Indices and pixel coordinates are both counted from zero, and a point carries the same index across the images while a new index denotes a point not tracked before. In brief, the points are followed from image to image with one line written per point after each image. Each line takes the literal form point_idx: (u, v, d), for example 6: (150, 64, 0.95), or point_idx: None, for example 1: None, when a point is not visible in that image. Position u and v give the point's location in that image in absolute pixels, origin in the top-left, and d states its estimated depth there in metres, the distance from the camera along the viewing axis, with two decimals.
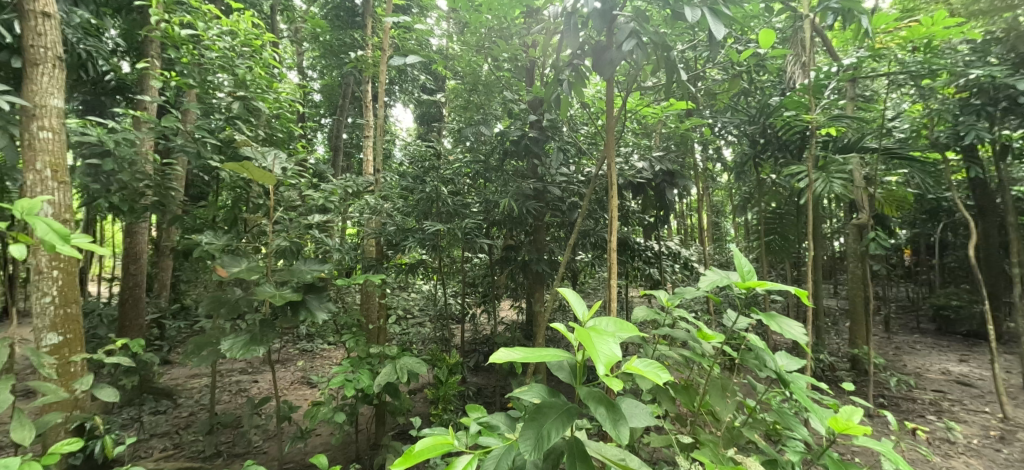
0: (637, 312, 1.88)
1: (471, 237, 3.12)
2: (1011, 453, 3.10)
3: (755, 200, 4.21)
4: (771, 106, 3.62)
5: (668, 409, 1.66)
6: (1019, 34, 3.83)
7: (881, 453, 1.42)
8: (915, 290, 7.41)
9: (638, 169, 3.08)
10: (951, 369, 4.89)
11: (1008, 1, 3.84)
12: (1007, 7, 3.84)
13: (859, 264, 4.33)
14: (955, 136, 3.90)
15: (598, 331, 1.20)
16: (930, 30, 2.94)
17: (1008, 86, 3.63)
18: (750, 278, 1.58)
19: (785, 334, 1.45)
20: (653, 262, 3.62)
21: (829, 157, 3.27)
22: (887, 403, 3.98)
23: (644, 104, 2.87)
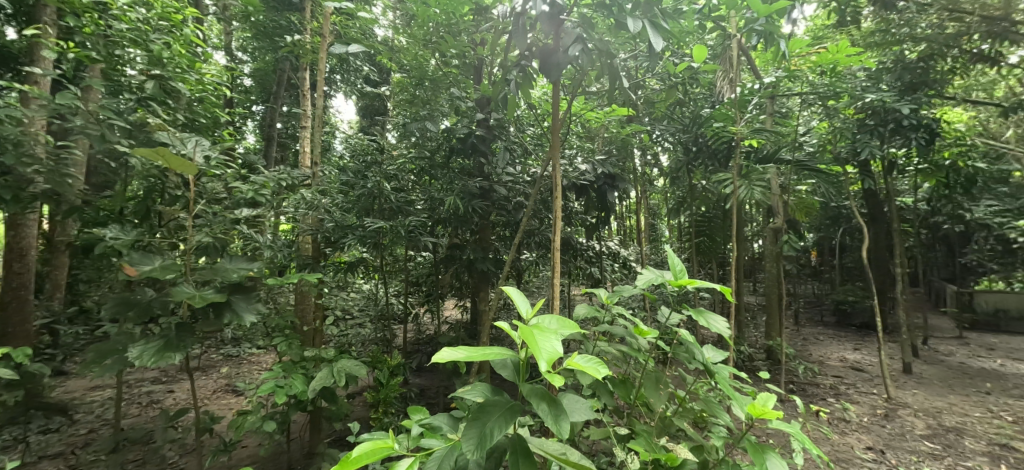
0: (579, 310, 1.91)
1: (414, 234, 3.05)
2: (893, 428, 3.53)
3: (688, 204, 4.47)
4: (703, 116, 3.87)
5: (607, 403, 1.71)
6: (904, 65, 4.44)
7: (793, 435, 1.55)
8: (820, 287, 8.26)
9: (581, 171, 3.16)
10: (847, 357, 5.50)
11: (896, 37, 4.42)
12: (895, 42, 4.43)
13: (775, 264, 4.74)
14: (854, 152, 4.39)
15: (541, 329, 1.21)
16: (837, 57, 3.29)
17: (895, 110, 4.19)
18: (682, 276, 1.66)
19: (712, 328, 1.54)
20: (594, 262, 3.73)
21: (752, 166, 3.55)
22: (797, 389, 4.40)
23: (588, 108, 2.95)
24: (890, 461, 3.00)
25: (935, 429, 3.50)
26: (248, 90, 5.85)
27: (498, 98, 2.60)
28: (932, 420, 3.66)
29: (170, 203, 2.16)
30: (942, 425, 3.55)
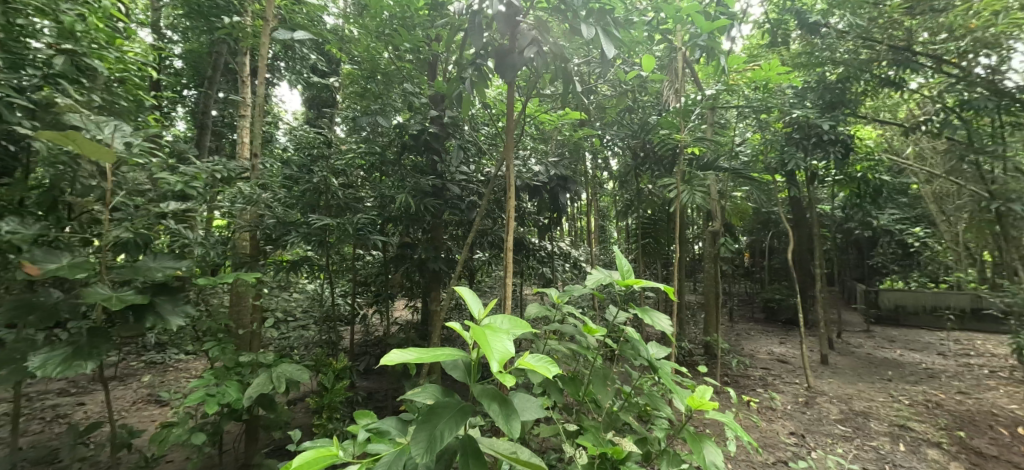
0: (530, 309, 1.92)
1: (363, 232, 2.96)
2: (812, 414, 3.86)
3: (635, 207, 4.64)
4: (650, 123, 4.03)
5: (557, 400, 1.73)
6: (826, 85, 4.87)
7: (727, 424, 1.64)
8: (752, 286, 8.87)
9: (534, 172, 3.20)
10: (774, 350, 5.94)
11: (819, 59, 4.83)
12: (819, 63, 4.84)
13: (713, 265, 5.03)
14: (782, 163, 4.75)
15: (493, 329, 1.20)
16: (769, 75, 3.54)
17: (817, 126, 4.58)
18: (629, 276, 1.71)
19: (656, 326, 1.60)
20: (545, 262, 3.78)
21: (693, 172, 3.74)
22: (730, 381, 4.70)
23: (542, 110, 2.98)
24: (810, 444, 3.27)
25: (847, 414, 3.83)
26: (178, 72, 5.38)
27: (452, 95, 2.56)
28: (844, 405, 4.03)
29: (84, 194, 1.95)
30: (853, 410, 3.91)
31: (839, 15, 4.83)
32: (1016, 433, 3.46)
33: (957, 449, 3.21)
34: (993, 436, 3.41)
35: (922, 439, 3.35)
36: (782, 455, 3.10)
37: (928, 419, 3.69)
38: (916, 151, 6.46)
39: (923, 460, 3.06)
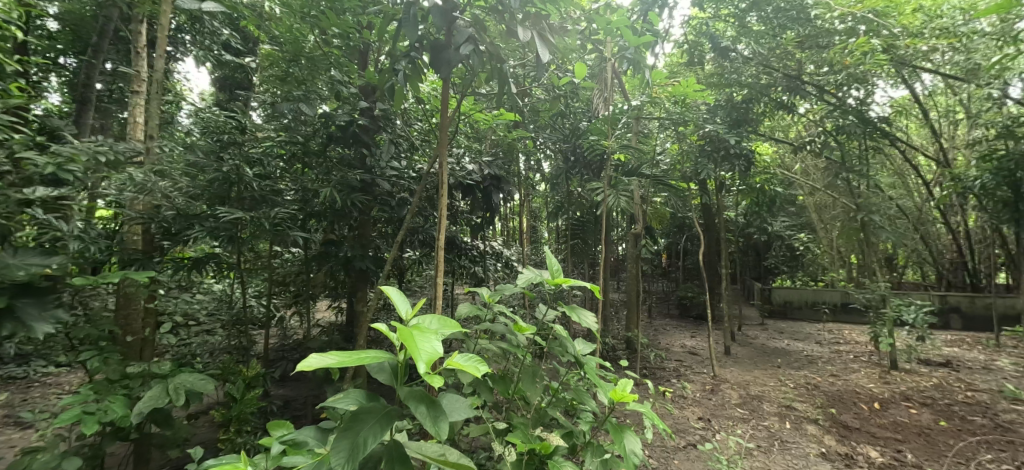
0: (461, 309, 1.89)
1: (282, 228, 2.74)
2: (717, 399, 4.21)
3: (565, 209, 4.76)
4: (582, 129, 4.18)
5: (487, 399, 1.72)
6: (733, 104, 5.37)
7: (645, 414, 1.72)
8: (668, 285, 9.53)
9: (468, 171, 3.12)
10: (686, 343, 6.41)
11: (729, 81, 5.32)
12: (729, 84, 5.32)
13: (635, 265, 5.31)
14: (696, 172, 5.14)
15: (421, 329, 1.15)
16: (687, 91, 3.80)
17: (726, 141, 5.01)
18: (559, 276, 1.73)
19: (583, 324, 1.63)
20: (477, 261, 3.76)
21: (619, 177, 3.91)
22: (648, 373, 5.00)
23: (477, 109, 2.94)
24: (715, 428, 3.57)
25: (746, 398, 4.23)
26: (53, 36, 4.63)
27: (383, 86, 2.44)
28: (743, 391, 4.44)
29: None
30: (750, 394, 4.33)
31: (746, 41, 5.33)
32: (874, 408, 3.95)
33: (828, 423, 3.66)
34: (857, 411, 3.90)
35: (804, 417, 3.79)
36: (692, 439, 3.35)
37: (808, 399, 4.17)
38: (804, 167, 7.32)
39: (805, 435, 3.47)
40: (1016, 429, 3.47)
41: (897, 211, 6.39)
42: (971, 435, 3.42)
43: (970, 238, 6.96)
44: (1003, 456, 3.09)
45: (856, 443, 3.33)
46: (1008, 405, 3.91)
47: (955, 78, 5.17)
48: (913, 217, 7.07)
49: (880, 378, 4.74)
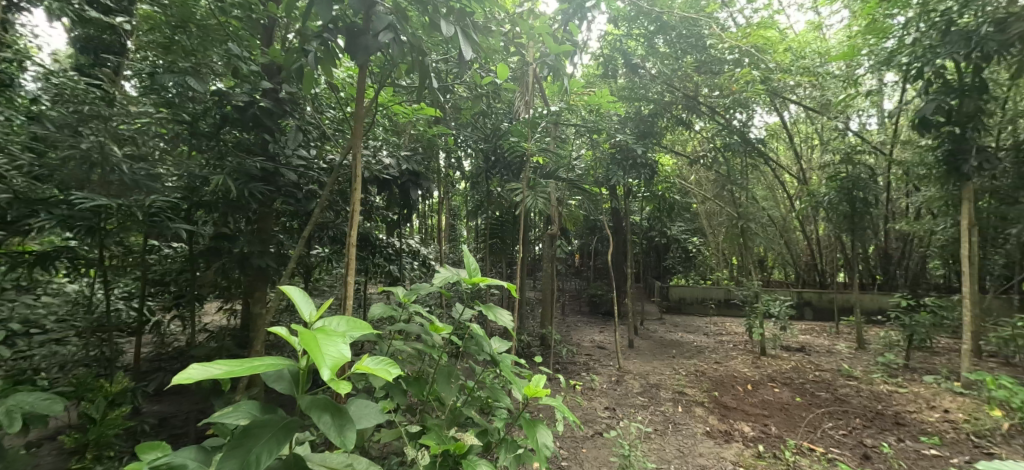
0: (373, 309, 1.78)
1: (160, 220, 2.38)
2: (621, 389, 4.49)
3: (484, 208, 4.75)
4: (502, 130, 4.18)
5: (399, 402, 1.64)
6: (640, 119, 5.78)
7: (556, 407, 1.75)
8: (580, 283, 9.99)
9: (385, 165, 2.96)
10: (596, 338, 6.76)
11: (637, 96, 5.72)
12: (637, 99, 5.73)
13: (550, 265, 5.46)
14: (607, 178, 5.45)
15: (327, 332, 1.06)
16: (600, 101, 4.00)
17: (633, 151, 5.38)
18: (476, 275, 1.69)
19: (499, 322, 1.62)
20: (392, 259, 3.62)
21: (537, 179, 4.00)
22: (560, 367, 5.19)
23: (395, 101, 2.81)
24: (619, 416, 3.80)
25: (646, 387, 4.56)
26: None
27: (290, 66, 2.23)
28: (643, 380, 4.79)
29: None
30: (650, 383, 4.68)
31: (652, 61, 5.74)
32: (747, 389, 4.48)
33: (712, 405, 4.07)
34: (734, 392, 4.39)
35: (694, 401, 4.18)
36: (598, 428, 3.53)
37: (696, 384, 4.61)
38: (698, 178, 8.10)
39: (693, 416, 3.83)
40: (851, 401, 4.13)
41: (768, 219, 7.36)
42: (818, 407, 4.01)
43: (823, 244, 8.20)
44: (841, 423, 3.66)
45: (733, 420, 3.74)
46: (847, 382, 4.64)
47: (815, 110, 6.06)
48: (782, 225, 8.16)
49: (754, 364, 5.38)
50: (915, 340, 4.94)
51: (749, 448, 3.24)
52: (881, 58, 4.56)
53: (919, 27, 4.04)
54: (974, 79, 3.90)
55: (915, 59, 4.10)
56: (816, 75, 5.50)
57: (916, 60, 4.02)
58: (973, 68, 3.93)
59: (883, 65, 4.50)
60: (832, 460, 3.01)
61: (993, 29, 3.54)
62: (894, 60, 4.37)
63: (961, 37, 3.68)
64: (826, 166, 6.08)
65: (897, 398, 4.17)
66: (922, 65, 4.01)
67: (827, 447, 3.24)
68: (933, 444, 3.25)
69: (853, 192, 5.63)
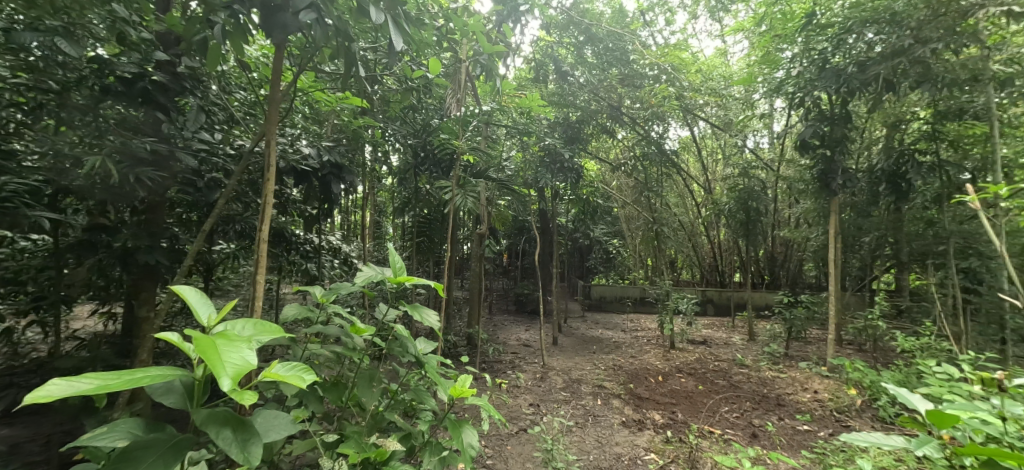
0: (286, 310, 1.63)
1: (16, 208, 1.99)
2: (545, 386, 4.59)
3: (412, 205, 4.60)
4: (432, 126, 4.06)
5: (314, 411, 1.51)
6: (567, 125, 5.98)
7: (482, 407, 1.72)
8: (507, 282, 10.10)
9: (304, 155, 2.71)
10: (521, 337, 6.86)
11: (564, 102, 5.91)
12: (564, 105, 5.92)
13: (478, 264, 5.44)
14: (535, 180, 5.54)
15: (228, 337, 0.96)
16: (531, 104, 4.05)
17: (560, 155, 5.55)
18: (401, 274, 1.62)
19: (425, 323, 1.56)
20: (310, 257, 3.38)
21: (467, 178, 3.94)
22: (487, 366, 5.19)
23: (316, 88, 2.61)
24: (543, 411, 3.88)
25: (568, 382, 4.71)
26: None
27: (191, 37, 1.98)
28: (566, 376, 4.94)
29: None
30: (572, 379, 4.83)
31: (581, 69, 5.92)
32: (658, 380, 4.80)
33: (627, 396, 4.30)
34: (647, 383, 4.68)
35: (611, 393, 4.39)
36: (522, 425, 3.57)
37: (614, 378, 4.85)
38: (619, 184, 8.55)
39: (611, 408, 4.02)
40: (743, 387, 4.59)
41: (679, 224, 7.96)
42: (717, 393, 4.40)
43: (725, 247, 9.04)
44: (735, 407, 4.04)
45: (647, 410, 3.98)
46: (739, 369, 5.15)
47: (719, 127, 6.67)
48: (691, 230, 8.86)
49: (665, 356, 5.78)
50: (796, 333, 5.61)
51: (659, 434, 3.46)
52: (773, 86, 5.14)
53: (802, 62, 4.61)
54: (842, 110, 4.53)
55: (798, 89, 4.67)
56: (721, 97, 6.21)
57: (799, 91, 4.59)
58: (841, 101, 4.57)
59: (774, 92, 5.07)
60: (728, 440, 3.31)
61: (856, 69, 4.14)
62: (783, 88, 4.94)
63: (831, 75, 4.27)
64: (728, 178, 6.71)
65: (780, 382, 4.69)
66: (803, 95, 4.58)
67: (724, 428, 3.56)
68: (806, 421, 3.72)
69: (749, 202, 6.28)
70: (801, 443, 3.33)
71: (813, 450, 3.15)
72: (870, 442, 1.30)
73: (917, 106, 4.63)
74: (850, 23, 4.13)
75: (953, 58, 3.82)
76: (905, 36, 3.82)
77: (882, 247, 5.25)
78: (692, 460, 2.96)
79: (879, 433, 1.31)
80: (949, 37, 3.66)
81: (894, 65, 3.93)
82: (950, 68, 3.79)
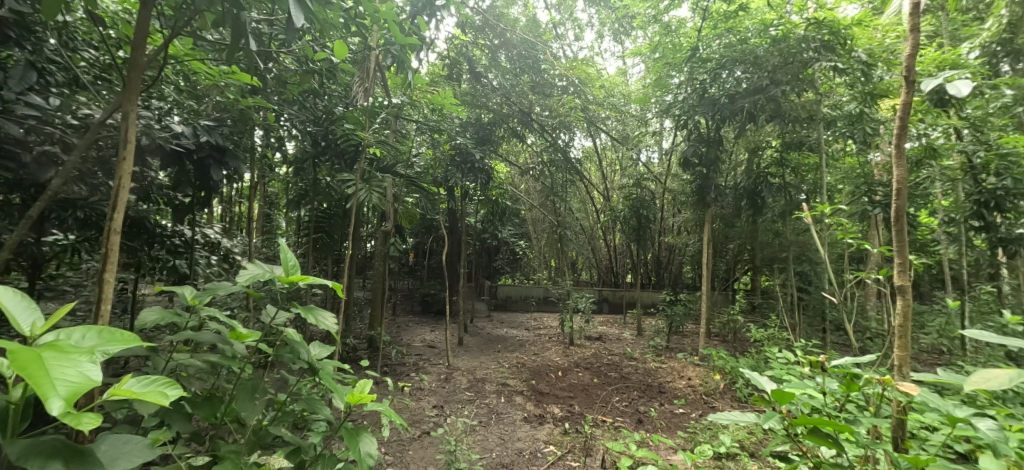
0: (145, 314, 1.38)
1: None
2: (449, 387, 4.52)
3: (309, 198, 4.23)
4: (336, 114, 3.76)
5: (179, 432, 1.30)
6: (479, 127, 6.01)
7: (382, 413, 1.62)
8: (412, 282, 9.84)
9: (175, 133, 2.34)
10: (426, 338, 6.70)
11: (476, 103, 5.93)
12: (476, 107, 5.95)
13: (382, 263, 5.18)
14: (445, 179, 5.45)
15: (60, 348, 0.77)
16: (443, 102, 3.97)
17: (470, 155, 5.53)
18: (294, 273, 1.47)
19: (320, 326, 1.42)
20: (181, 252, 2.94)
21: (372, 172, 3.72)
22: (388, 369, 4.97)
23: (195, 58, 2.27)
24: (446, 413, 3.81)
25: (472, 382, 4.70)
26: None
27: None
28: (470, 376, 4.92)
29: None
30: (477, 378, 4.83)
31: (495, 73, 5.93)
32: (558, 376, 5.00)
33: (529, 393, 4.40)
34: (548, 379, 4.85)
35: (514, 390, 4.46)
36: (425, 428, 3.47)
37: (517, 375, 4.94)
38: (527, 187, 8.80)
39: (514, 404, 4.09)
40: (632, 378, 4.96)
41: (580, 228, 8.42)
42: (610, 385, 4.69)
43: (620, 250, 9.75)
44: (624, 396, 4.36)
45: (547, 405, 4.11)
46: (629, 362, 5.57)
47: (618, 140, 7.18)
48: (591, 234, 9.41)
49: (565, 353, 6.04)
50: (678, 328, 6.23)
51: (558, 427, 3.60)
52: (663, 108, 5.68)
53: (687, 89, 5.16)
54: (715, 135, 5.17)
55: (683, 113, 5.20)
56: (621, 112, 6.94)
57: (684, 114, 5.13)
58: (715, 126, 5.16)
59: (664, 113, 5.60)
60: (618, 427, 3.55)
61: (728, 100, 4.74)
62: (671, 110, 5.47)
63: (708, 103, 4.85)
64: (624, 187, 7.26)
65: (664, 372, 5.16)
66: (687, 118, 5.14)
67: (614, 417, 3.82)
68: (681, 405, 4.14)
69: (640, 210, 6.84)
70: (677, 425, 3.70)
71: (686, 430, 3.52)
72: (730, 419, 1.47)
73: (770, 136, 5.34)
74: (724, 60, 4.70)
75: (797, 99, 4.55)
76: (763, 77, 4.46)
77: (747, 253, 6.05)
78: (587, 449, 3.13)
79: (736, 411, 1.48)
80: (795, 82, 4.36)
81: (754, 100, 4.54)
82: (795, 107, 4.50)
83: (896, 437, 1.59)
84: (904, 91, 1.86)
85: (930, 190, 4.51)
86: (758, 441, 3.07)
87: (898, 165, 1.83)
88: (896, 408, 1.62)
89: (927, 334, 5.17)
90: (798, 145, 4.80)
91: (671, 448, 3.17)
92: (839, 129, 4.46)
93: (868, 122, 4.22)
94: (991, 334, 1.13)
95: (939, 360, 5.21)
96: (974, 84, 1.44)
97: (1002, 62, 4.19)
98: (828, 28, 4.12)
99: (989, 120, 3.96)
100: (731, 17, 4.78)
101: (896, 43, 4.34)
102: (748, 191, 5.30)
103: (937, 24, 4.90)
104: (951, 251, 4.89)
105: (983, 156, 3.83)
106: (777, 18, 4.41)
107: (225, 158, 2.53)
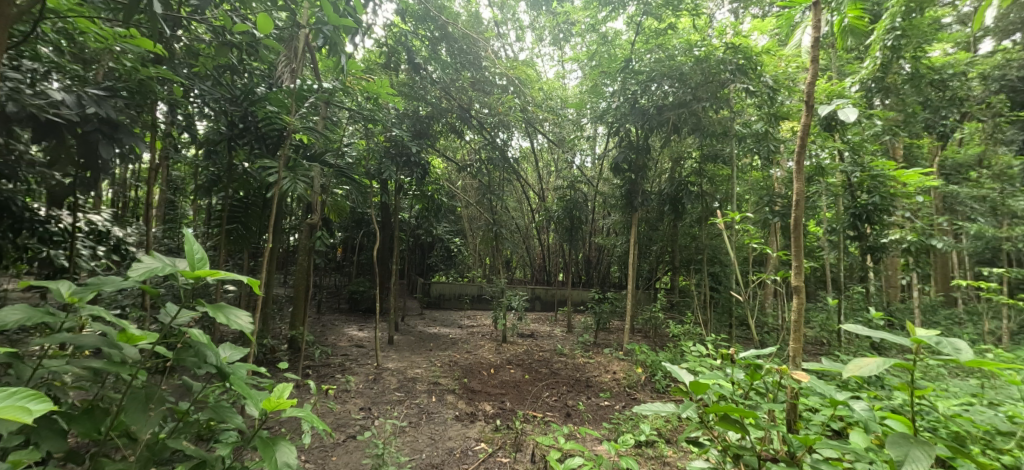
0: (4, 315, 1.16)
1: None
2: (377, 388, 4.33)
3: (220, 184, 3.79)
4: (256, 94, 3.34)
5: (50, 450, 1.11)
6: (416, 120, 5.76)
7: (304, 419, 1.49)
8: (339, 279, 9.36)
9: (54, 101, 1.99)
10: (354, 337, 6.40)
11: (413, 95, 5.73)
12: (412, 98, 5.74)
13: (305, 257, 4.80)
14: (378, 171, 5.22)
15: None
16: (379, 91, 3.80)
17: (404, 149, 5.35)
18: (200, 267, 1.31)
19: (232, 326, 1.28)
20: (58, 241, 2.57)
21: (298, 160, 3.38)
22: (311, 371, 4.67)
23: (80, 15, 1.94)
24: (374, 415, 3.66)
25: (403, 381, 4.56)
26: None
27: None
28: (400, 375, 4.77)
29: None
30: (407, 378, 4.68)
31: (434, 65, 5.81)
32: (490, 373, 4.99)
33: (461, 391, 4.35)
34: (480, 377, 4.83)
35: (446, 389, 4.39)
36: (351, 432, 3.32)
37: (449, 374, 4.87)
38: (463, 184, 8.73)
39: (445, 403, 4.03)
40: (562, 373, 5.09)
41: (513, 228, 8.49)
42: (540, 381, 4.77)
43: (553, 249, 9.98)
44: (554, 391, 4.46)
45: (478, 402, 4.08)
46: (560, 358, 5.71)
47: (554, 143, 7.37)
48: (526, 233, 9.56)
49: (497, 350, 6.04)
50: (604, 324, 6.49)
51: (488, 424, 3.59)
52: (597, 114, 5.79)
53: (619, 98, 5.29)
54: (642, 143, 5.43)
55: (615, 120, 5.38)
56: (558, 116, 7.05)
57: (615, 120, 5.36)
58: (643, 134, 5.41)
59: (597, 119, 5.75)
60: (548, 422, 3.62)
61: (656, 111, 4.97)
62: (604, 116, 5.60)
63: (636, 113, 5.08)
64: (558, 188, 7.42)
65: (592, 367, 5.34)
66: (619, 125, 5.34)
67: (545, 412, 3.88)
68: (606, 397, 4.33)
69: (574, 211, 7.00)
70: (603, 416, 3.86)
71: (611, 421, 3.67)
72: (650, 409, 1.52)
73: (691, 147, 5.72)
74: (653, 74, 4.86)
75: (714, 115, 4.94)
76: (687, 92, 4.76)
77: (668, 254, 6.44)
78: (517, 444, 3.16)
79: (658, 402, 1.53)
80: (714, 99, 4.75)
81: (679, 113, 4.84)
82: (711, 122, 4.89)
83: (789, 419, 1.73)
84: (804, 115, 2.03)
85: (818, 203, 5.04)
86: (674, 428, 3.27)
87: (797, 180, 1.99)
88: (789, 395, 1.77)
89: (813, 328, 5.85)
90: (714, 158, 5.22)
91: (597, 439, 3.30)
92: (748, 145, 4.78)
93: (771, 140, 4.58)
94: (862, 327, 1.25)
95: (822, 351, 5.94)
96: (858, 113, 1.64)
97: (876, 97, 4.82)
98: (743, 53, 4.51)
99: (865, 145, 4.52)
100: (660, 33, 5.14)
101: (796, 72, 4.88)
102: (671, 197, 5.62)
103: (829, 60, 5.58)
104: (834, 256, 5.56)
105: (858, 176, 4.38)
106: (701, 40, 4.68)
107: (117, 134, 2.13)
